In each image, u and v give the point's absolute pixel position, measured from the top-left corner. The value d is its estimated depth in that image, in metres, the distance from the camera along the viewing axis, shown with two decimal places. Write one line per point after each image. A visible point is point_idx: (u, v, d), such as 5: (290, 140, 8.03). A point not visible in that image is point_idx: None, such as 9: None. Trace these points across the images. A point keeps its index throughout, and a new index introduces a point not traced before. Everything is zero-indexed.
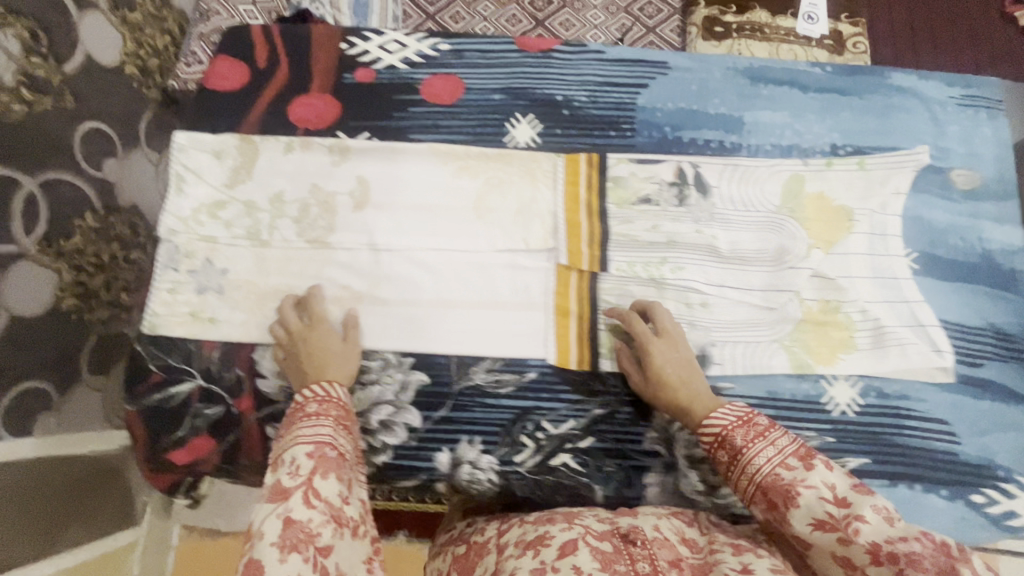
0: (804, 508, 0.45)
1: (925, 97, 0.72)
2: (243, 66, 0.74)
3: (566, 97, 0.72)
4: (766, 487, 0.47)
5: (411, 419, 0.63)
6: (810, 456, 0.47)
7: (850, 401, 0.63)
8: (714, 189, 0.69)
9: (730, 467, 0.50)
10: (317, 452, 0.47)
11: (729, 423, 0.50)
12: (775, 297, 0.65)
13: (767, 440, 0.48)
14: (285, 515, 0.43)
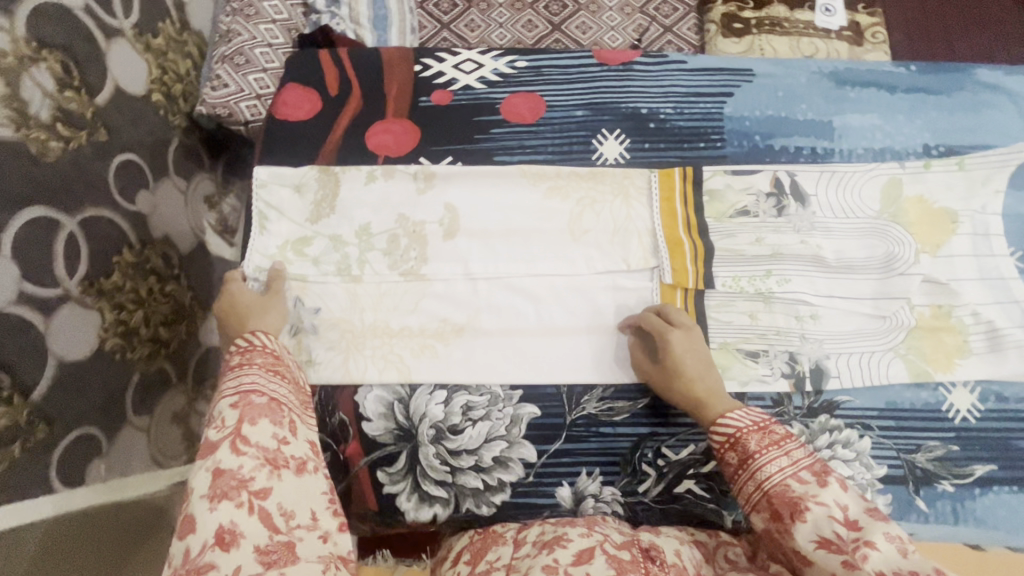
0: (811, 524, 0.44)
1: (1014, 92, 0.71)
2: (314, 93, 0.71)
3: (652, 109, 0.70)
4: (772, 496, 0.46)
5: (527, 454, 0.61)
6: (826, 473, 0.46)
7: (970, 406, 0.62)
8: (813, 197, 0.67)
9: (737, 471, 0.49)
10: (243, 403, 0.49)
11: (744, 427, 0.50)
12: (887, 303, 0.64)
13: (781, 450, 0.48)
14: (214, 467, 0.46)
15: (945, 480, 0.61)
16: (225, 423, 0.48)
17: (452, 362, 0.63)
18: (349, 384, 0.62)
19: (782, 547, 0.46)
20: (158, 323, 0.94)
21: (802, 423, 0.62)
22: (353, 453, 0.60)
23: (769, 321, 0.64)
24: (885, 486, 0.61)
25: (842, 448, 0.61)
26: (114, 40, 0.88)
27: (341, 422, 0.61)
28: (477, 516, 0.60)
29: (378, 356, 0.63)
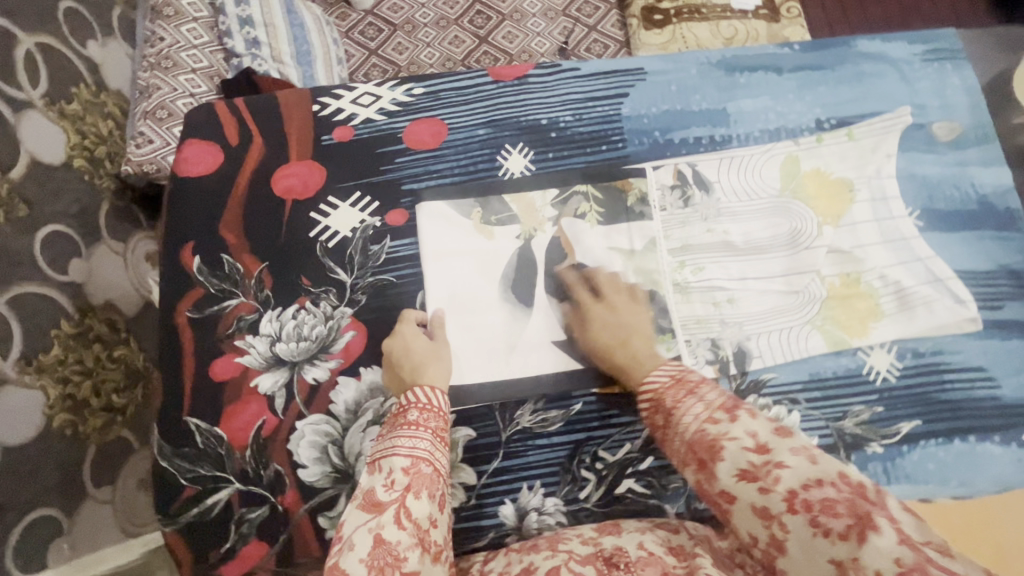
0: (728, 460, 0.42)
1: (893, 59, 0.74)
2: (213, 146, 0.71)
3: (551, 119, 0.71)
4: (693, 442, 0.45)
5: (467, 477, 0.61)
6: (735, 407, 0.45)
7: (889, 366, 0.64)
8: (716, 184, 0.69)
9: (666, 429, 0.49)
10: (413, 466, 0.47)
11: (663, 383, 0.50)
12: (797, 278, 0.66)
13: (696, 397, 0.48)
14: (376, 532, 0.43)
15: (875, 442, 0.62)
16: (397, 483, 0.46)
17: (383, 396, 0.63)
18: (281, 433, 0.62)
19: (712, 497, 0.44)
20: (111, 391, 0.91)
21: None
22: (292, 502, 0.60)
23: (686, 312, 0.65)
24: None
25: None
26: (23, 113, 0.86)
27: (276, 472, 0.61)
28: None
29: (307, 401, 0.63)
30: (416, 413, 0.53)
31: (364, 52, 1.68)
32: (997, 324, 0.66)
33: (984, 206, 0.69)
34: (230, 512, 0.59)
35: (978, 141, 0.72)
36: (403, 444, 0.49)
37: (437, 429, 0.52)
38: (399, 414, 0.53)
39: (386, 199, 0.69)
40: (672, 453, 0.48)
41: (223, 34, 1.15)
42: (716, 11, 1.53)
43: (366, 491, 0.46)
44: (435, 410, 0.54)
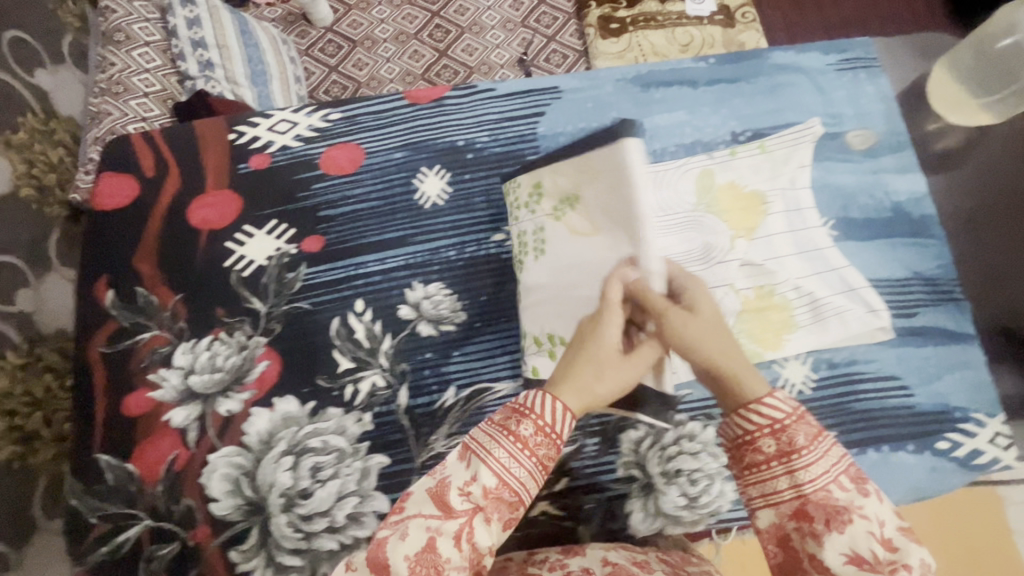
0: (849, 536, 0.38)
1: (807, 69, 0.74)
2: (129, 178, 0.70)
3: (468, 140, 0.72)
4: (810, 500, 0.40)
5: (380, 505, 0.60)
6: (865, 481, 0.40)
7: (804, 378, 0.64)
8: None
9: (769, 460, 0.42)
10: (493, 490, 0.42)
11: (785, 415, 0.42)
12: (705, 293, 0.67)
13: (823, 448, 0.41)
14: (433, 532, 0.40)
15: None
16: (474, 495, 0.41)
17: (296, 426, 0.63)
18: (193, 467, 0.61)
19: (784, 543, 0.41)
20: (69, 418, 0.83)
21: (647, 424, 0.63)
22: (203, 537, 0.60)
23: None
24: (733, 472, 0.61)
25: (689, 441, 0.62)
26: None
27: (189, 507, 0.60)
28: None
29: (220, 433, 0.62)
30: (529, 429, 0.43)
31: (325, 69, 1.65)
32: (911, 332, 0.66)
33: (898, 214, 0.69)
34: (140, 549, 0.59)
35: (893, 148, 0.72)
36: (501, 458, 0.42)
37: (544, 459, 0.43)
38: (514, 413, 0.44)
39: (302, 226, 0.69)
40: (761, 484, 0.42)
41: (177, 56, 1.12)
42: (671, 19, 1.54)
43: (443, 481, 0.42)
44: (551, 427, 0.44)
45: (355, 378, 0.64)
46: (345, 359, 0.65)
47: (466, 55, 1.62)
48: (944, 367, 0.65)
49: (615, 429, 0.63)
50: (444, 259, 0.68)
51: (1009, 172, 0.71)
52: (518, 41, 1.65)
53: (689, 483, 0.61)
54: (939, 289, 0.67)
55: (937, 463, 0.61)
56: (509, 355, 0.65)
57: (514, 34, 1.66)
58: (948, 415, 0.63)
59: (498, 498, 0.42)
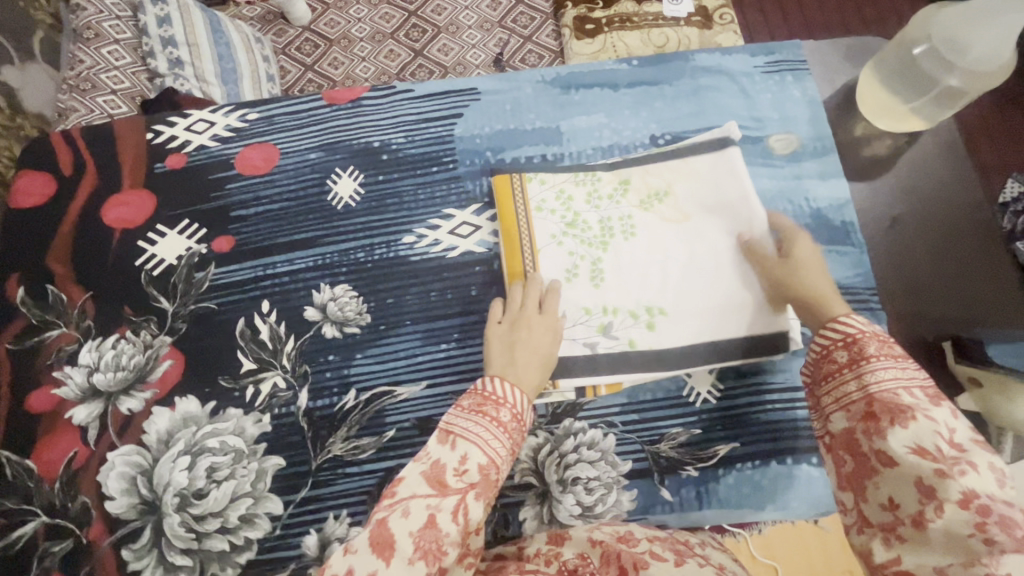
0: (912, 431, 0.42)
1: (731, 72, 0.73)
2: (47, 177, 0.71)
3: (384, 141, 0.72)
4: (876, 399, 0.45)
5: (273, 507, 0.60)
6: (940, 396, 0.44)
7: (710, 387, 0.63)
8: (556, 198, 0.66)
9: (841, 371, 0.49)
10: (486, 467, 0.49)
11: (858, 330, 0.50)
12: (656, 268, 0.64)
13: (898, 362, 0.47)
14: (433, 511, 0.45)
15: (690, 465, 0.60)
16: (467, 473, 0.48)
17: (195, 426, 0.62)
18: (91, 465, 0.62)
19: (856, 449, 0.45)
20: None
21: (546, 430, 0.62)
22: (97, 534, 0.60)
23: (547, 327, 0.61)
24: (631, 481, 0.60)
25: (588, 449, 0.61)
26: None
27: (84, 504, 0.60)
28: None
29: (120, 431, 0.62)
30: (507, 415, 0.52)
31: (301, 69, 1.48)
32: None
33: (818, 220, 0.68)
34: (34, 544, 0.59)
35: (815, 153, 0.70)
36: (481, 438, 0.50)
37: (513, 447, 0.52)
38: (487, 402, 0.53)
39: (214, 225, 0.69)
40: (835, 394, 0.49)
41: (147, 54, 1.11)
42: (647, 20, 1.38)
43: (436, 463, 0.48)
44: (517, 414, 0.53)
45: (256, 379, 0.64)
46: (248, 360, 0.65)
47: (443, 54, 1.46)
48: None
49: None
50: (353, 260, 0.67)
51: (933, 181, 0.70)
52: (494, 41, 1.49)
53: (585, 492, 0.59)
54: (857, 298, 0.65)
55: None
56: (411, 358, 0.64)
57: (491, 33, 1.49)
58: None
59: (486, 477, 0.48)
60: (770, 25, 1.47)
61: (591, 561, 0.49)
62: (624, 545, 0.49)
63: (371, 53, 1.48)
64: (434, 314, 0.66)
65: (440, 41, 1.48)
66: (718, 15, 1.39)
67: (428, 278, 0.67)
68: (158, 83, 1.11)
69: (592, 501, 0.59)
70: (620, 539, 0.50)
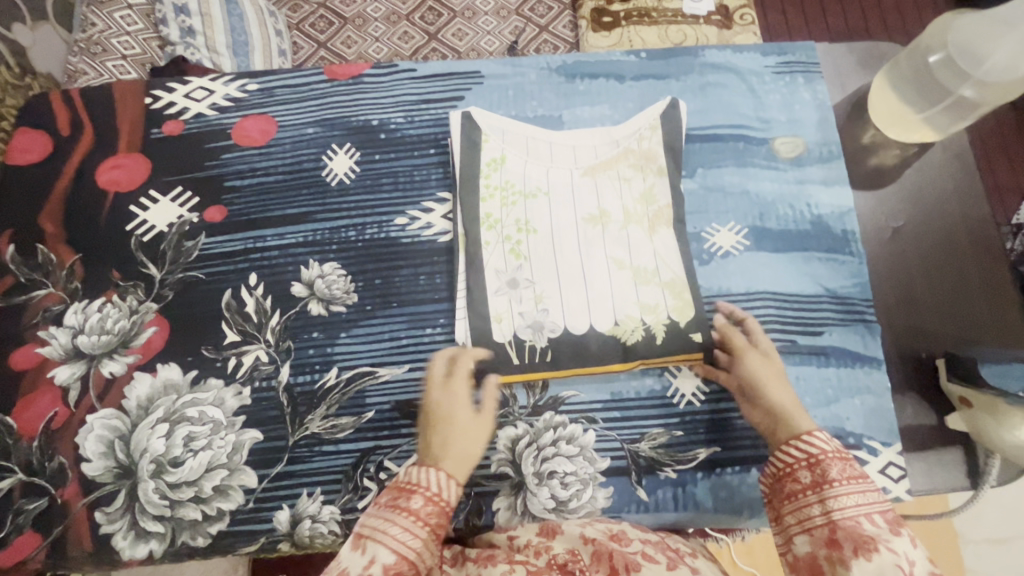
0: (875, 563, 0.41)
1: (740, 70, 0.72)
2: (45, 137, 0.71)
3: (382, 120, 0.71)
4: (839, 527, 0.45)
5: (248, 480, 0.60)
6: (900, 525, 0.44)
7: (694, 389, 0.62)
8: (520, 189, 0.66)
9: (805, 492, 0.49)
10: (395, 567, 0.44)
11: (827, 450, 0.50)
12: (615, 274, 0.63)
13: (861, 488, 0.47)
14: None
15: (669, 467, 0.60)
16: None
17: (175, 394, 0.62)
18: (70, 426, 0.62)
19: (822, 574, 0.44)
20: None
21: (526, 422, 0.61)
22: (71, 495, 0.60)
23: (500, 335, 0.62)
24: (608, 478, 0.59)
25: (566, 443, 0.60)
26: None
27: (61, 465, 0.60)
28: (192, 547, 0.58)
29: (101, 394, 0.62)
30: (420, 503, 0.48)
31: (313, 44, 1.46)
32: (815, 350, 0.63)
33: (818, 227, 0.66)
34: (9, 501, 0.60)
35: (821, 159, 0.68)
36: (394, 534, 0.46)
37: (434, 526, 0.48)
38: (401, 493, 0.49)
39: (206, 194, 0.69)
40: (796, 514, 0.48)
41: (158, 21, 1.10)
42: (666, 15, 1.35)
43: (341, 573, 0.44)
44: (440, 502, 0.49)
45: (239, 351, 0.64)
46: (233, 332, 0.64)
47: (457, 38, 1.44)
48: (844, 390, 0.62)
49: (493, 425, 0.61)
50: (343, 238, 0.67)
51: (938, 196, 0.69)
52: (510, 29, 1.47)
53: (560, 486, 0.59)
54: (851, 308, 0.64)
55: None
56: (395, 340, 0.64)
57: (507, 21, 1.47)
58: (842, 440, 0.60)
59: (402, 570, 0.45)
60: (791, 30, 1.43)
61: (582, 557, 0.49)
62: (616, 544, 0.49)
63: (386, 34, 1.46)
64: (422, 297, 0.65)
65: (455, 25, 1.46)
66: (738, 16, 1.37)
67: (418, 261, 0.66)
68: (168, 50, 1.09)
69: (567, 496, 0.59)
70: (613, 538, 0.51)
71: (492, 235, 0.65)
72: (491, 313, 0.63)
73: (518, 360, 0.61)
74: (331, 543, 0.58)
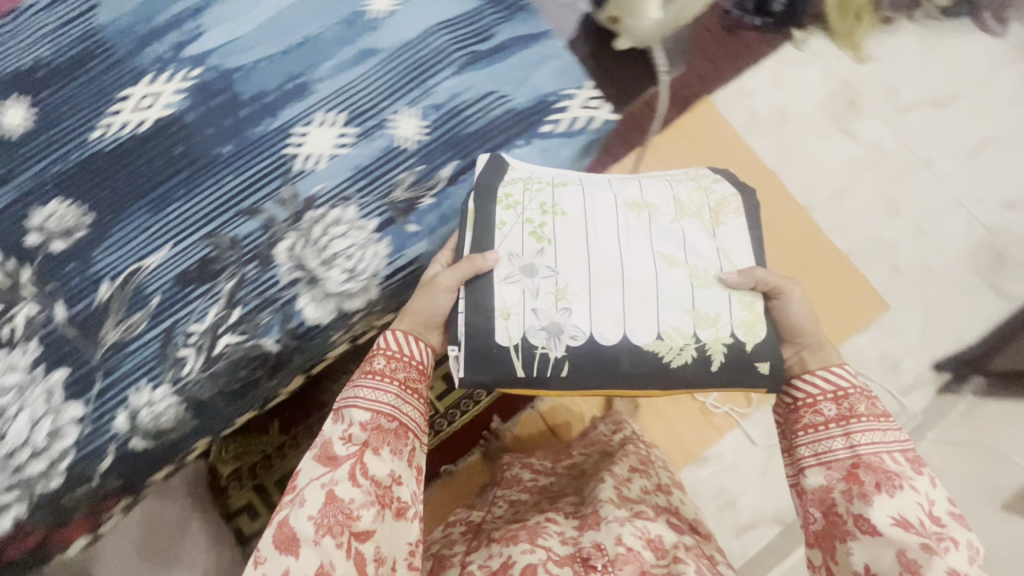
0: (897, 501, 0.51)
1: None
2: None
3: (33, 61, 0.70)
4: (861, 460, 0.54)
5: (75, 411, 0.61)
6: (918, 463, 0.53)
7: (415, 130, 0.68)
8: (549, 181, 0.66)
9: (828, 424, 0.57)
10: (373, 421, 0.55)
11: (846, 386, 0.58)
12: (664, 275, 0.63)
13: (881, 424, 0.56)
14: (331, 488, 0.52)
15: (425, 197, 0.66)
16: (353, 439, 0.54)
17: None
18: None
19: (828, 507, 0.55)
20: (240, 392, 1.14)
21: (292, 230, 0.65)
22: None
23: (504, 336, 0.60)
24: (380, 234, 0.65)
25: (335, 226, 0.65)
26: None
27: None
28: (51, 492, 0.59)
29: None
30: (381, 360, 0.59)
31: None
32: (494, 52, 0.70)
33: None
34: None
35: None
36: (366, 397, 0.56)
37: (406, 380, 0.59)
38: (371, 354, 0.59)
39: None
40: (817, 446, 0.57)
41: None
42: None
43: (324, 442, 0.54)
44: (405, 361, 0.59)
45: (6, 318, 0.63)
46: None
47: None
48: (532, 66, 0.70)
49: (266, 247, 0.65)
50: (53, 174, 0.67)
51: None
52: None
53: (345, 261, 0.64)
54: (507, 3, 0.72)
55: (545, 144, 0.68)
56: (145, 230, 0.66)
57: None
58: (546, 101, 0.69)
59: (385, 429, 0.56)
60: None
61: (607, 551, 0.61)
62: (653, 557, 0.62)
63: None
64: (149, 185, 0.67)
65: None
66: None
67: (129, 156, 0.68)
68: None
69: (353, 266, 0.64)
70: (652, 546, 0.63)
71: (511, 215, 0.64)
72: (499, 304, 0.61)
73: (523, 373, 0.61)
74: (174, 416, 0.62)
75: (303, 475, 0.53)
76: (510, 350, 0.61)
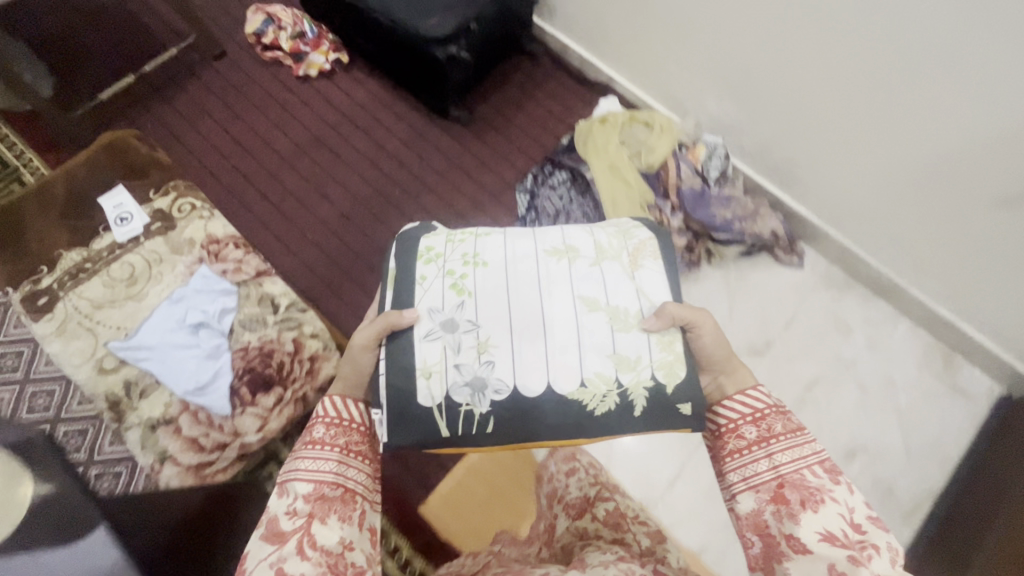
0: (822, 515, 0.67)
1: None
2: None
3: None
4: (785, 479, 0.73)
5: None
6: (836, 473, 0.71)
7: None
8: (478, 254, 0.98)
9: (750, 447, 0.79)
10: (315, 492, 0.72)
11: (746, 415, 0.82)
12: (585, 317, 0.92)
13: (791, 443, 0.76)
14: (281, 561, 0.65)
15: None
16: (297, 513, 0.69)
17: None
18: None
19: (763, 537, 0.71)
20: None
21: None
22: None
23: (425, 392, 0.87)
24: None
25: None
26: None
27: None
28: None
29: None
30: (321, 428, 0.79)
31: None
32: None
33: None
34: None
35: None
36: (306, 469, 0.74)
37: (346, 447, 0.79)
38: (318, 419, 0.81)
39: None
40: (752, 471, 0.77)
41: None
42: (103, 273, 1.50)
43: (272, 520, 0.69)
44: (349, 422, 0.82)
45: None
46: None
47: None
48: None
49: None
50: None
51: None
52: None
53: None
54: None
55: None
56: None
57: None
58: None
59: (326, 496, 0.72)
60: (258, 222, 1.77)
61: None
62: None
63: None
64: None
65: None
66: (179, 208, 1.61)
67: None
68: None
69: None
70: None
71: (432, 268, 0.97)
72: (421, 360, 0.88)
73: (445, 433, 0.87)
74: None
75: (258, 547, 0.67)
76: (432, 410, 0.87)
